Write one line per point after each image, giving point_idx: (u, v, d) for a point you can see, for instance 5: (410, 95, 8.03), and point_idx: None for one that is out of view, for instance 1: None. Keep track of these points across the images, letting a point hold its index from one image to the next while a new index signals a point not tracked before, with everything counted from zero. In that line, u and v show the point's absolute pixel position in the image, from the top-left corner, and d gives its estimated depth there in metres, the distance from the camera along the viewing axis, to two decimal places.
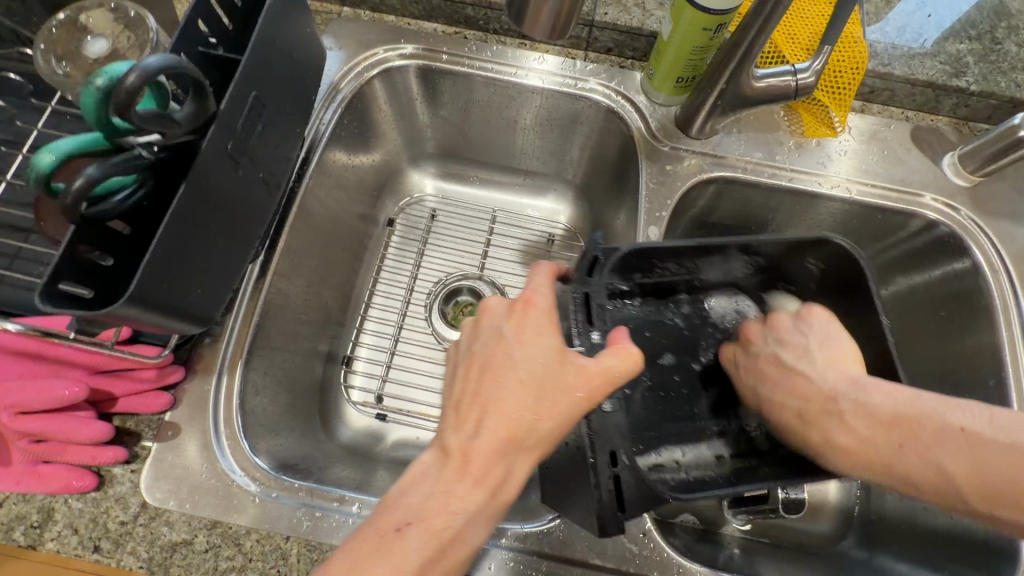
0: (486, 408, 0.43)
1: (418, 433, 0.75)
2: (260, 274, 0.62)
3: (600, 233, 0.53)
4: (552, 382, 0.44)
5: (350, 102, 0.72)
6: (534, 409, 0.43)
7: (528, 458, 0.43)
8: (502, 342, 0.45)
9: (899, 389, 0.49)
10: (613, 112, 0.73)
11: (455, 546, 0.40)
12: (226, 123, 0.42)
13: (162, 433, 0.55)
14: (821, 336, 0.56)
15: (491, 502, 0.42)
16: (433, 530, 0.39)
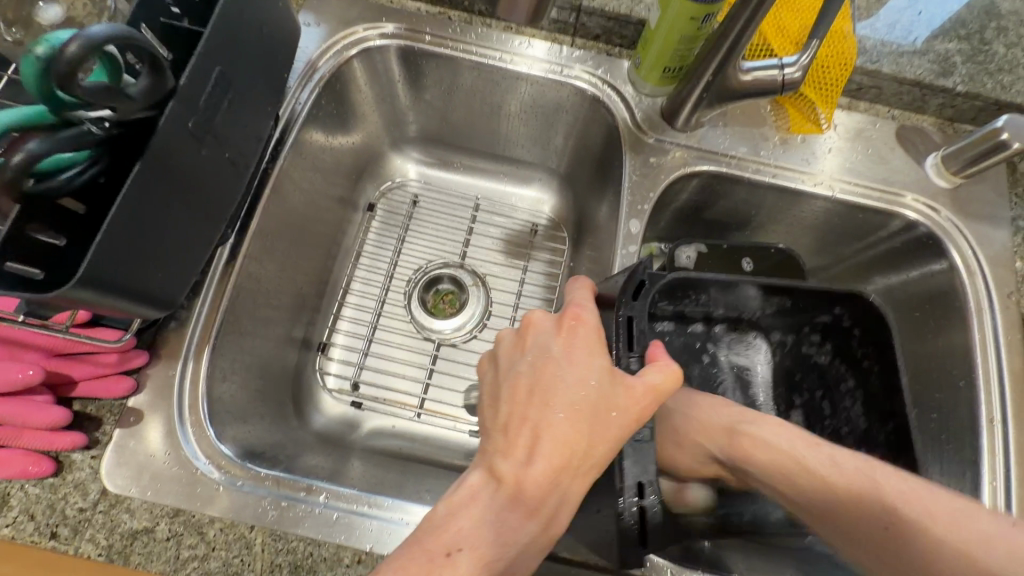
0: (541, 437, 0.41)
1: (394, 421, 0.74)
2: (229, 257, 0.60)
3: (651, 257, 0.52)
4: (605, 404, 0.43)
5: (328, 81, 0.69)
6: (588, 434, 0.42)
7: (582, 483, 0.42)
8: (550, 362, 0.44)
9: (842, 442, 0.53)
10: (599, 101, 0.71)
11: (505, 572, 0.39)
12: (188, 99, 0.40)
13: (124, 419, 0.54)
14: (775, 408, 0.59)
15: (542, 530, 0.41)
16: (483, 558, 0.38)
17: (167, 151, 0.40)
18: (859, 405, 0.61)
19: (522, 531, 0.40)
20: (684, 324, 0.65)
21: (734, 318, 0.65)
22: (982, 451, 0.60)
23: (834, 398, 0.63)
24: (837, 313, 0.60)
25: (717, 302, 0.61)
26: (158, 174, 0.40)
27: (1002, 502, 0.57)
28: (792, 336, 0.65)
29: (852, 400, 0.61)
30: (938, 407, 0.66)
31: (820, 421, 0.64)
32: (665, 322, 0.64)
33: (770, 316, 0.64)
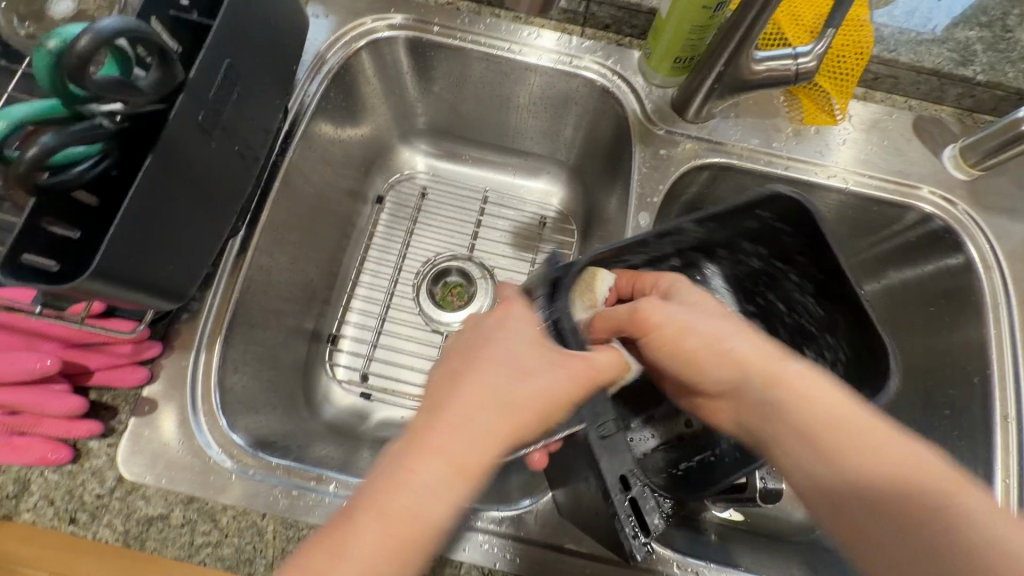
0: (473, 397, 0.39)
1: (403, 413, 0.75)
2: (240, 250, 0.61)
3: (557, 250, 0.52)
4: (530, 360, 0.41)
5: (337, 74, 0.69)
6: (512, 383, 0.39)
7: (505, 438, 0.38)
8: (480, 328, 0.43)
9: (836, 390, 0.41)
10: (608, 92, 0.71)
11: (411, 532, 0.36)
12: (197, 92, 0.41)
13: (139, 408, 0.55)
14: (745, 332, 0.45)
15: (456, 485, 0.36)
16: (385, 518, 0.35)
17: (175, 146, 0.40)
18: (808, 295, 0.55)
19: (452, 500, 0.36)
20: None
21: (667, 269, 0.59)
22: (996, 449, 0.59)
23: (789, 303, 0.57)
24: (761, 218, 0.51)
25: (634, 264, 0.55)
26: (168, 169, 0.40)
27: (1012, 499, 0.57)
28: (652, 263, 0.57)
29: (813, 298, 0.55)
30: (951, 404, 0.65)
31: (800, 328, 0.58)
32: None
33: (692, 248, 0.55)
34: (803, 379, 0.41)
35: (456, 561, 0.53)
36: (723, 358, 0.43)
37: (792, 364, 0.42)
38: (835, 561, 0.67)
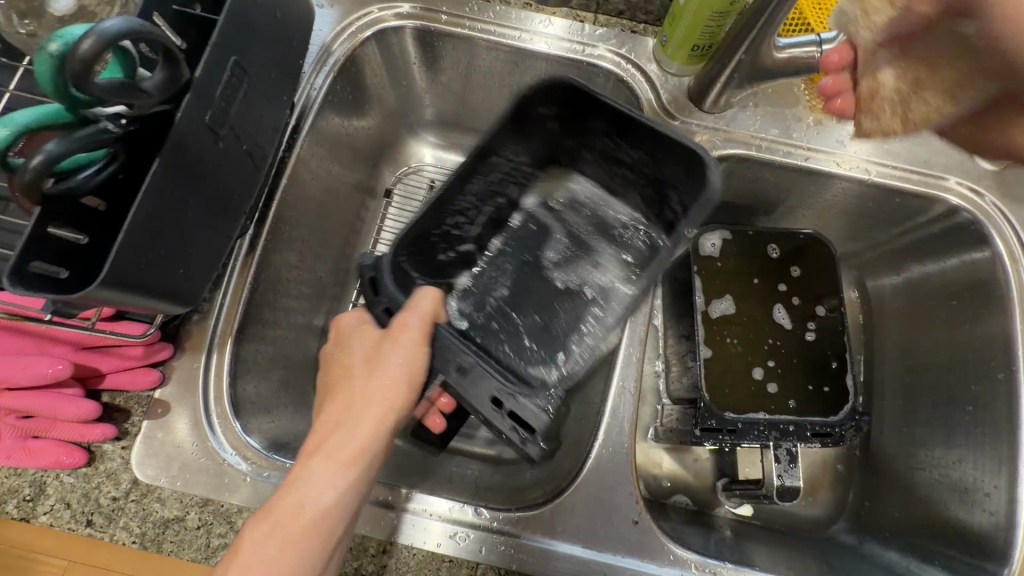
0: (333, 407, 0.50)
1: None
2: (249, 248, 0.60)
3: (363, 256, 0.58)
4: (373, 349, 0.52)
5: (345, 66, 0.68)
6: (364, 375, 0.50)
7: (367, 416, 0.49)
8: (331, 354, 0.55)
9: None
10: (623, 82, 0.68)
11: (301, 510, 0.45)
12: (203, 92, 0.39)
13: (151, 411, 0.54)
14: None
15: (336, 461, 0.46)
16: (281, 506, 0.44)
17: (183, 150, 0.39)
18: (630, 150, 0.59)
19: (325, 485, 0.45)
20: (481, 253, 0.68)
21: (490, 210, 0.66)
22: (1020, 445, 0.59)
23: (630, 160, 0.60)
24: (547, 113, 0.58)
25: (435, 231, 0.61)
26: (178, 174, 0.39)
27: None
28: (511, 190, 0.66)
29: (616, 140, 0.59)
30: (973, 400, 0.64)
31: (636, 177, 0.62)
32: (450, 253, 0.65)
33: (502, 178, 0.63)
34: None
35: (472, 562, 0.53)
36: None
37: None
38: (850, 558, 0.67)
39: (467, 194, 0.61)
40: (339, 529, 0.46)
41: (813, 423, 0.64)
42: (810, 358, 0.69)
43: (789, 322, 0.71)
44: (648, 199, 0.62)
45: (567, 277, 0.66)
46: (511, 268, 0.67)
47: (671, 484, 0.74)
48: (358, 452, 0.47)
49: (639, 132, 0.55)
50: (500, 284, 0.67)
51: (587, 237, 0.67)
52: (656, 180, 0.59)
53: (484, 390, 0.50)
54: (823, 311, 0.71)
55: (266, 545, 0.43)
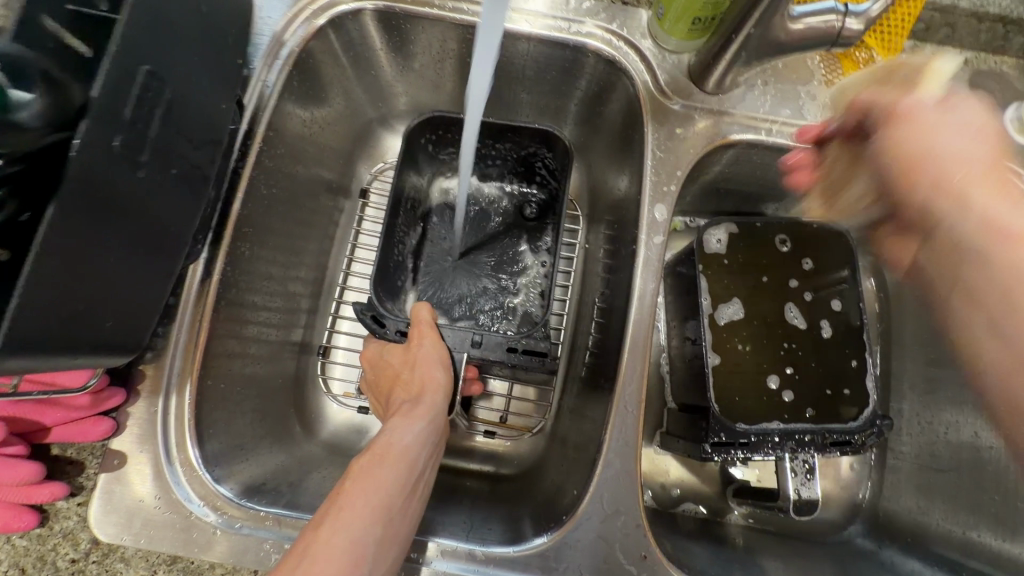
0: (394, 395, 0.53)
1: None
2: (205, 273, 0.54)
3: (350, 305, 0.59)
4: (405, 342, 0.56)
5: (302, 57, 0.60)
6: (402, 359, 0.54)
7: (419, 385, 0.52)
8: (370, 378, 0.58)
9: (960, 179, 0.46)
10: (615, 63, 0.61)
11: (387, 451, 0.45)
12: (106, 115, 0.33)
13: (107, 462, 0.49)
14: (962, 132, 0.46)
15: (406, 416, 0.49)
16: (367, 457, 0.45)
17: (88, 187, 0.33)
18: (498, 146, 0.69)
19: (402, 430, 0.48)
20: (423, 272, 0.70)
21: (416, 230, 0.70)
22: None
23: (500, 155, 0.70)
24: (428, 140, 0.67)
25: (391, 260, 0.65)
26: (83, 217, 0.33)
27: None
28: (422, 211, 0.71)
29: (484, 143, 0.69)
30: None
31: (505, 164, 0.71)
32: (403, 278, 0.68)
33: (414, 200, 0.70)
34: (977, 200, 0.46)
35: None
36: (921, 156, 0.47)
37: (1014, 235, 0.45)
38: (870, 566, 0.63)
39: (399, 219, 0.66)
40: (420, 469, 0.46)
41: (829, 432, 0.60)
42: (827, 358, 0.64)
43: (803, 322, 0.65)
44: (520, 176, 0.72)
45: (495, 256, 0.71)
46: (455, 271, 0.70)
47: (680, 492, 0.71)
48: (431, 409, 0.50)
49: (505, 130, 0.65)
50: (449, 285, 0.70)
51: (500, 220, 0.73)
52: (526, 158, 0.69)
53: (497, 346, 0.58)
54: (837, 305, 0.65)
55: (364, 483, 0.43)
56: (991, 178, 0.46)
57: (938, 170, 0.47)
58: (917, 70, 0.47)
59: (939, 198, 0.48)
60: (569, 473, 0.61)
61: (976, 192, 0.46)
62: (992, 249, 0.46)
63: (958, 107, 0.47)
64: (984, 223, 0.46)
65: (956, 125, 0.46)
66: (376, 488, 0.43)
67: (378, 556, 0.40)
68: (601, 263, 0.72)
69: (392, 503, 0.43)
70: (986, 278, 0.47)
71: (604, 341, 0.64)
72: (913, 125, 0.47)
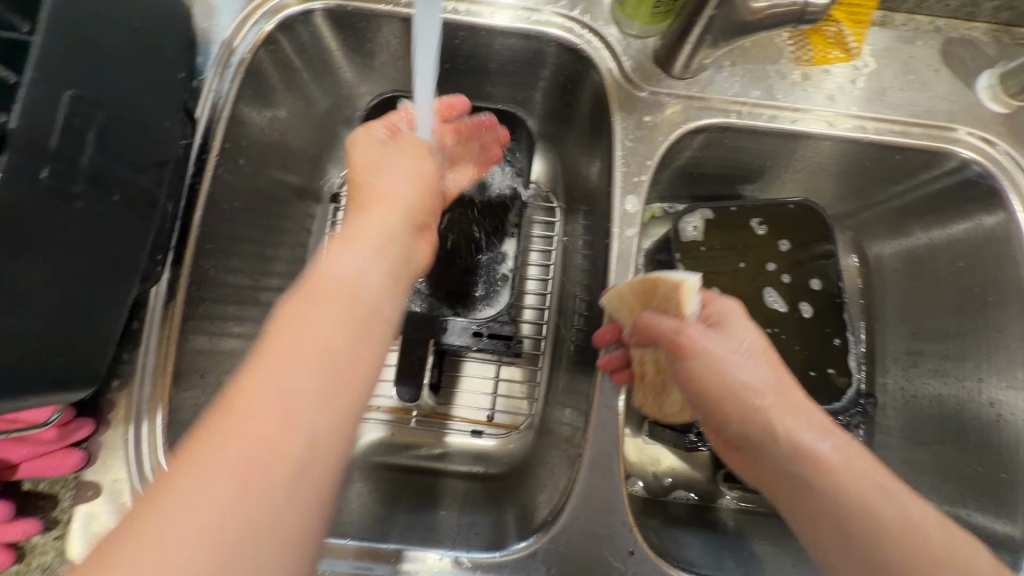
0: (355, 205, 0.42)
1: (392, 431, 0.72)
2: (168, 295, 0.52)
3: None
4: (389, 155, 0.46)
5: (257, 64, 0.58)
6: (376, 173, 0.44)
7: (391, 213, 0.41)
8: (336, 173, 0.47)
9: (759, 411, 0.42)
10: (577, 50, 0.59)
11: (339, 282, 0.35)
12: (33, 144, 0.33)
13: (81, 494, 0.48)
14: (737, 357, 0.44)
15: (372, 243, 0.38)
16: (313, 283, 0.35)
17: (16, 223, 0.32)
18: None
19: (354, 259, 0.37)
20: None
21: None
22: None
23: None
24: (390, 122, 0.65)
25: None
26: (5, 253, 0.32)
27: None
28: None
29: None
30: (982, 372, 0.59)
31: None
32: None
33: None
34: (791, 425, 0.41)
35: None
36: (721, 390, 0.44)
37: (803, 458, 0.40)
38: None
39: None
40: (374, 305, 0.36)
41: None
42: (809, 339, 0.62)
43: (783, 305, 0.63)
44: None
45: None
46: None
47: (671, 479, 0.70)
48: (393, 239, 0.40)
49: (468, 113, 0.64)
50: None
51: None
52: None
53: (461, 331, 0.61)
54: (817, 284, 0.63)
55: (305, 327, 0.32)
56: (798, 400, 0.43)
57: (739, 403, 0.43)
58: (672, 290, 0.48)
59: (750, 429, 0.42)
60: (555, 471, 0.61)
61: (785, 417, 0.42)
62: (801, 472, 0.40)
63: (729, 329, 0.46)
64: (799, 456, 0.40)
65: (730, 350, 0.44)
66: (315, 336, 0.32)
67: (324, 412, 0.30)
68: (580, 255, 0.70)
69: (337, 346, 0.32)
70: (863, 525, 0.37)
71: (587, 335, 0.63)
72: (700, 359, 0.45)
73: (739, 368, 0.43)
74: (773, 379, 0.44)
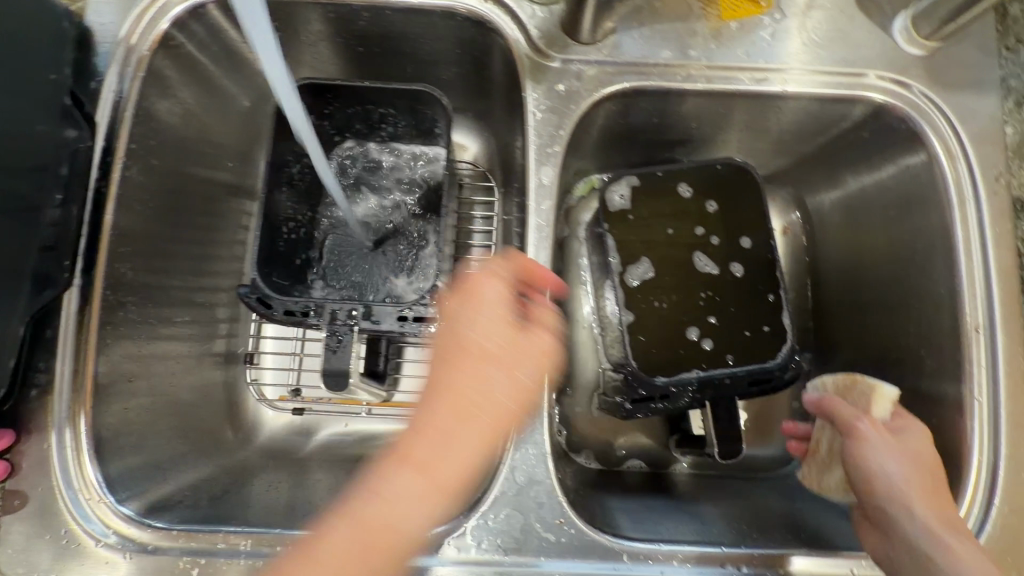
0: (436, 399, 0.43)
1: (348, 421, 0.72)
2: (82, 302, 0.53)
3: (241, 286, 0.56)
4: (510, 355, 0.45)
5: (158, 58, 0.57)
6: (473, 363, 0.44)
7: (473, 434, 0.42)
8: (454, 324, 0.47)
9: (902, 495, 0.48)
10: (482, 23, 0.58)
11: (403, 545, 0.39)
12: None
13: (8, 504, 0.49)
14: (906, 453, 0.50)
15: (431, 487, 0.41)
16: (359, 524, 0.39)
17: None
18: (383, 111, 0.66)
19: (410, 499, 0.40)
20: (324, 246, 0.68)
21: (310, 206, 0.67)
22: (971, 361, 0.52)
23: (390, 121, 0.67)
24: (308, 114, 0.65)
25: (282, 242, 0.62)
26: None
27: (989, 414, 0.51)
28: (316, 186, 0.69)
29: (371, 109, 0.65)
30: (915, 319, 0.58)
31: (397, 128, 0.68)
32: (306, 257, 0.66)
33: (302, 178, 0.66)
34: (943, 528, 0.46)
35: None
36: (869, 476, 0.49)
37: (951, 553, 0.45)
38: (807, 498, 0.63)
39: (284, 203, 0.63)
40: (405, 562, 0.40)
41: (750, 373, 0.59)
42: (741, 298, 0.62)
43: (714, 267, 0.63)
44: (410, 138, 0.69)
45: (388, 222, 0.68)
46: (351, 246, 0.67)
47: (625, 450, 0.70)
48: (455, 476, 0.41)
49: (386, 96, 0.63)
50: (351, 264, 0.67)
51: (391, 185, 0.69)
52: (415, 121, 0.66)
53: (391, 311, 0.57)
54: (747, 243, 0.63)
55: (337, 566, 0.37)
56: (947, 510, 0.47)
57: (890, 488, 0.48)
58: (869, 389, 0.54)
59: (891, 508, 0.48)
60: None
61: (934, 511, 0.47)
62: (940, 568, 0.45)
63: (905, 436, 0.51)
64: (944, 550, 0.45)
65: (923, 439, 0.51)
66: (345, 563, 0.38)
67: None
68: (516, 233, 0.69)
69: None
70: None
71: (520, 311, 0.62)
72: (868, 447, 0.50)
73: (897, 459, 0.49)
74: (931, 477, 0.49)
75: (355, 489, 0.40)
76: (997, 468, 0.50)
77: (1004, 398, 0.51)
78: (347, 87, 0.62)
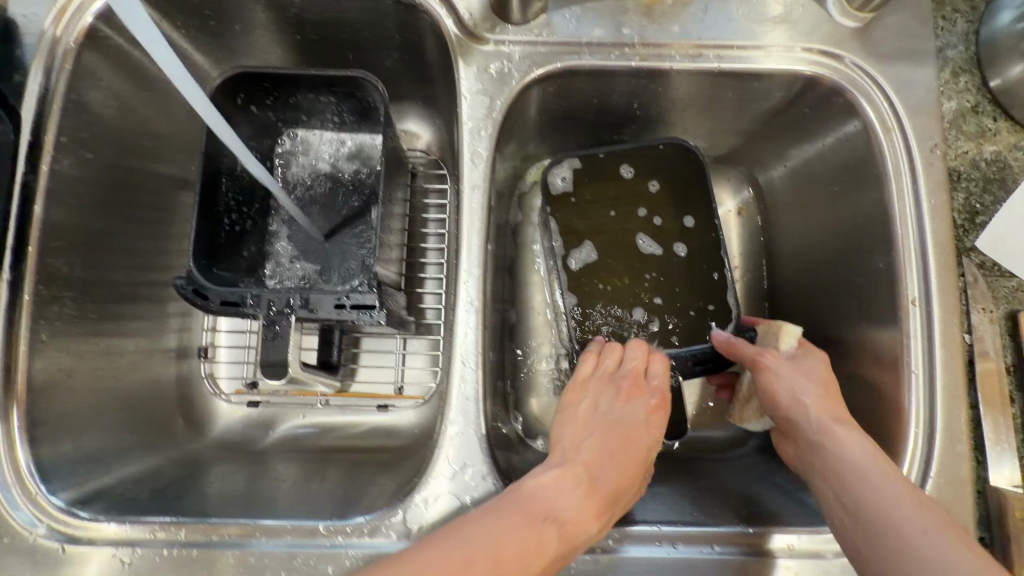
0: (596, 462, 0.48)
1: (304, 412, 0.72)
2: (11, 296, 0.53)
3: (176, 278, 0.55)
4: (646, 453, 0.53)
5: (87, 50, 0.57)
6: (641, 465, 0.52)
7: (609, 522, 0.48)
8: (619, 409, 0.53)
9: (798, 404, 0.49)
10: (413, 6, 0.57)
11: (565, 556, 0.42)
12: None
13: None
14: (802, 372, 0.51)
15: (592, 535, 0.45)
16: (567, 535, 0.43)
17: None
18: (325, 99, 0.64)
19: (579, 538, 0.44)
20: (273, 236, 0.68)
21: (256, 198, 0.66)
22: (912, 336, 0.52)
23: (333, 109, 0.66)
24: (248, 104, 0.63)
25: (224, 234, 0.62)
26: None
27: (924, 387, 0.51)
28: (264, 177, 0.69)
29: (311, 97, 0.64)
30: (858, 294, 0.58)
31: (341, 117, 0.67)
32: (252, 249, 0.66)
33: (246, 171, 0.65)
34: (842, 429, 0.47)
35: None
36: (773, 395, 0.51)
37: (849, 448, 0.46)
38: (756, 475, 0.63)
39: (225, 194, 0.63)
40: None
41: (695, 353, 0.58)
42: (686, 278, 0.62)
43: (658, 248, 0.62)
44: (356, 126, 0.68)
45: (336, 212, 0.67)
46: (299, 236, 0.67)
47: None
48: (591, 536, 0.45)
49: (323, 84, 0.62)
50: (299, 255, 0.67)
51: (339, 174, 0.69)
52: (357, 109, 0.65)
53: (327, 301, 0.55)
54: (691, 222, 0.63)
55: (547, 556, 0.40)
56: (843, 415, 0.48)
57: (790, 404, 0.50)
58: (775, 329, 0.55)
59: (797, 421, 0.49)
60: None
61: (825, 411, 0.48)
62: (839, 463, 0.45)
63: (800, 359, 0.52)
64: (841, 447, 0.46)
65: (813, 353, 0.53)
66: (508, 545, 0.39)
67: None
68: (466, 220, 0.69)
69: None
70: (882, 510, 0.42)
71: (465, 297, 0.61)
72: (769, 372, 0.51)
73: (792, 371, 0.51)
74: (822, 383, 0.50)
75: (545, 495, 0.44)
76: (933, 441, 0.49)
77: (940, 370, 0.51)
78: (281, 75, 0.60)
